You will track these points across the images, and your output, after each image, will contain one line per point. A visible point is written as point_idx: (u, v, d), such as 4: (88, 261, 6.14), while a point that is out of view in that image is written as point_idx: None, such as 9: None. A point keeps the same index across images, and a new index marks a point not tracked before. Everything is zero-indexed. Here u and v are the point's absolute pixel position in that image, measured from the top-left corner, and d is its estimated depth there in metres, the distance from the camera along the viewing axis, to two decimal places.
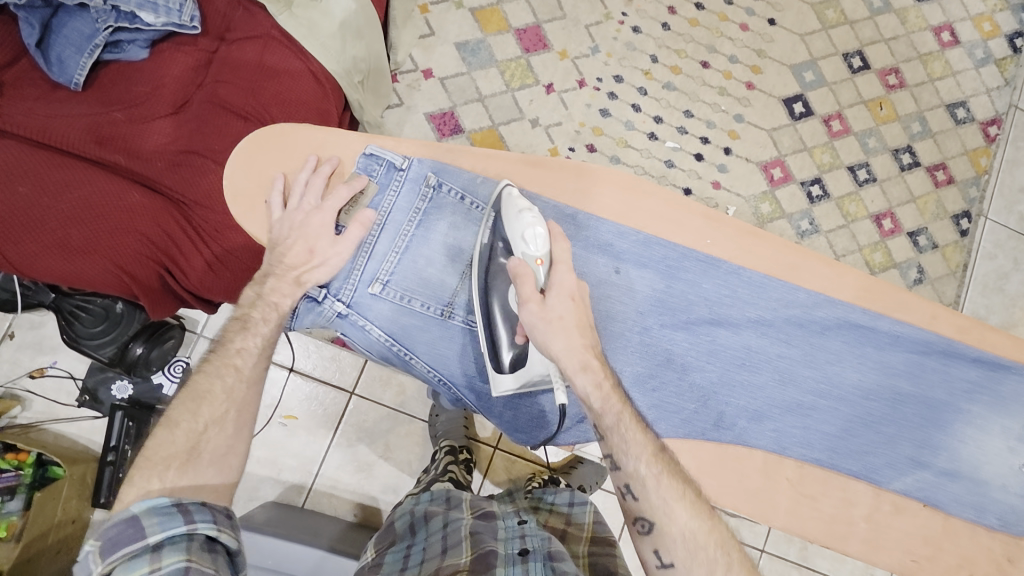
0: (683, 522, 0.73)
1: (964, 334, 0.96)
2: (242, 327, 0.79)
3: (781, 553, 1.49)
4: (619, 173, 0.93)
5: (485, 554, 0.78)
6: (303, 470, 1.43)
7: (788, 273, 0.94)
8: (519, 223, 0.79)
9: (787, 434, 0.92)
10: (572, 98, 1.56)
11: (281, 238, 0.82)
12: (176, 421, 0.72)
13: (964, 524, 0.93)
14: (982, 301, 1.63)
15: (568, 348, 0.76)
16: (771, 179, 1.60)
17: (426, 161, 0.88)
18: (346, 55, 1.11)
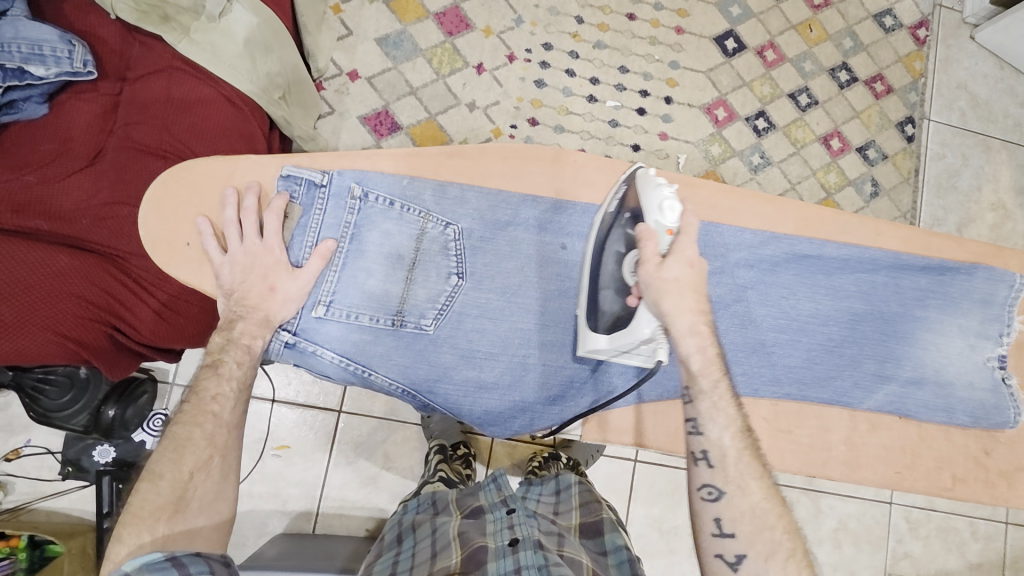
0: (754, 502, 0.72)
1: (910, 245, 0.97)
2: (214, 372, 0.76)
3: (786, 481, 1.53)
4: (548, 147, 0.90)
5: (475, 552, 0.81)
6: (306, 496, 1.42)
7: (729, 216, 0.93)
8: (658, 193, 0.79)
9: (756, 375, 0.93)
10: (505, 74, 1.52)
11: (235, 283, 0.78)
12: (159, 472, 0.70)
13: (937, 427, 0.96)
14: (936, 203, 1.65)
15: (678, 308, 0.76)
16: (716, 120, 1.59)
17: (346, 171, 0.84)
18: (259, 71, 1.06)
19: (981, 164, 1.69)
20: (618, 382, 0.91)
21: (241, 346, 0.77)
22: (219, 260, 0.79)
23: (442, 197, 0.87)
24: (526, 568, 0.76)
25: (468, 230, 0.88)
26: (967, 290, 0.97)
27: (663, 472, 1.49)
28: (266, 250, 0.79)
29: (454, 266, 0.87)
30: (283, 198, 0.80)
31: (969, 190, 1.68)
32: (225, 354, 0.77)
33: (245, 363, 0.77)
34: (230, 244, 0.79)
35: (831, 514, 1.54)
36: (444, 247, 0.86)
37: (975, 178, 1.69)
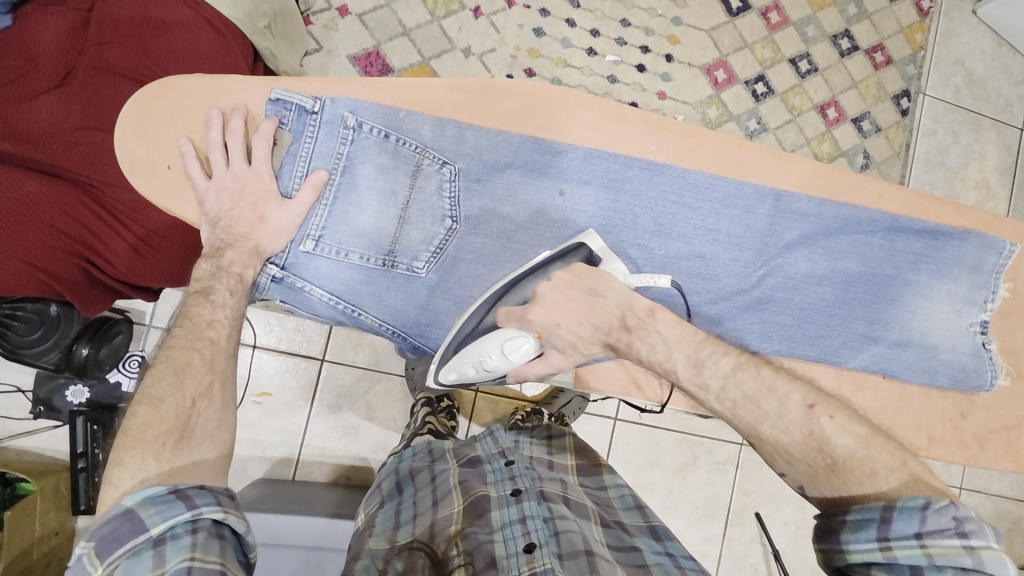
0: (780, 438, 0.67)
1: (909, 209, 0.97)
2: (206, 298, 0.73)
3: None
4: (556, 88, 0.86)
5: (478, 500, 0.82)
6: (288, 443, 1.41)
7: (733, 170, 0.91)
8: (499, 358, 0.78)
9: (748, 331, 0.91)
10: (502, 20, 1.45)
11: (223, 211, 0.74)
12: (159, 397, 0.67)
13: (918, 388, 0.98)
14: (925, 177, 1.66)
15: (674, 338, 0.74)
16: (715, 82, 1.56)
17: (340, 99, 0.77)
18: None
19: (970, 142, 1.69)
20: None
21: (232, 274, 0.74)
22: (204, 185, 0.74)
23: (441, 133, 0.81)
24: (531, 518, 0.78)
25: (465, 171, 0.82)
26: (959, 257, 0.98)
27: (640, 431, 1.52)
28: (250, 175, 0.74)
29: (448, 208, 0.82)
30: (269, 123, 0.74)
31: (957, 167, 1.68)
32: (216, 281, 0.74)
33: (238, 292, 0.74)
34: (215, 170, 0.74)
35: None
36: (440, 187, 0.81)
37: (963, 155, 1.69)
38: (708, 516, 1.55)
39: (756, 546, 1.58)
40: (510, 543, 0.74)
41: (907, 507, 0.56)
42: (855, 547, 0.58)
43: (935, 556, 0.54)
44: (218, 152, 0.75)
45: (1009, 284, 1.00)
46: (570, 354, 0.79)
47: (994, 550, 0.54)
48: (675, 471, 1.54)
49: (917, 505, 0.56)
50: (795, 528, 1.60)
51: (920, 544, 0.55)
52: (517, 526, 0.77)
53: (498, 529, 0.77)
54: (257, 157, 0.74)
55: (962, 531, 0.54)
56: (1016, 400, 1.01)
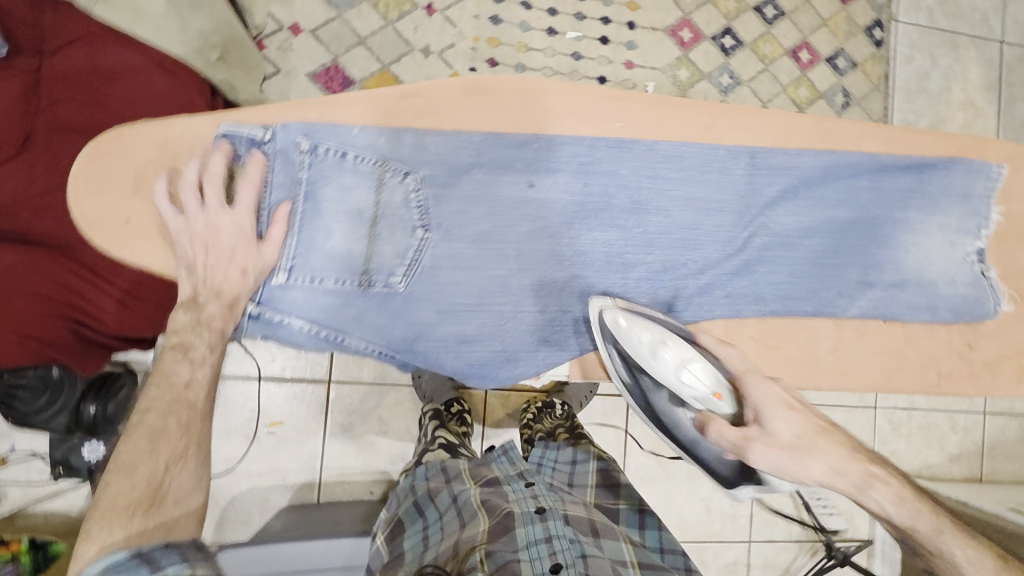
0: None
1: (893, 145, 0.93)
2: (183, 355, 0.71)
3: None
4: (513, 77, 0.82)
5: (503, 517, 0.82)
6: (307, 467, 1.41)
7: (705, 134, 0.88)
8: (674, 365, 0.82)
9: (740, 297, 0.88)
10: (457, 14, 1.42)
11: (199, 255, 0.72)
12: (132, 465, 0.65)
13: (921, 327, 0.96)
14: (908, 107, 1.62)
15: (831, 470, 0.75)
16: (682, 43, 1.52)
17: (291, 124, 0.75)
18: (189, 33, 0.79)
19: (950, 64, 1.65)
20: None
21: (214, 328, 0.72)
22: (179, 226, 0.71)
23: (398, 143, 0.78)
24: (557, 538, 0.79)
25: (430, 177, 0.79)
26: (946, 187, 0.95)
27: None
28: (225, 213, 0.72)
29: (418, 218, 0.79)
30: (259, 155, 0.74)
31: (940, 91, 1.64)
32: (194, 336, 0.72)
33: (217, 347, 0.73)
34: (191, 210, 0.71)
35: None
36: (406, 198, 0.79)
37: (944, 78, 1.65)
38: None
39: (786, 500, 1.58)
40: (536, 563, 0.75)
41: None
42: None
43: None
44: (190, 190, 0.72)
45: (1002, 208, 0.97)
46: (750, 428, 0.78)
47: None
48: None
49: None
50: None
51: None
52: (543, 545, 0.77)
53: (523, 547, 0.77)
54: (243, 200, 0.73)
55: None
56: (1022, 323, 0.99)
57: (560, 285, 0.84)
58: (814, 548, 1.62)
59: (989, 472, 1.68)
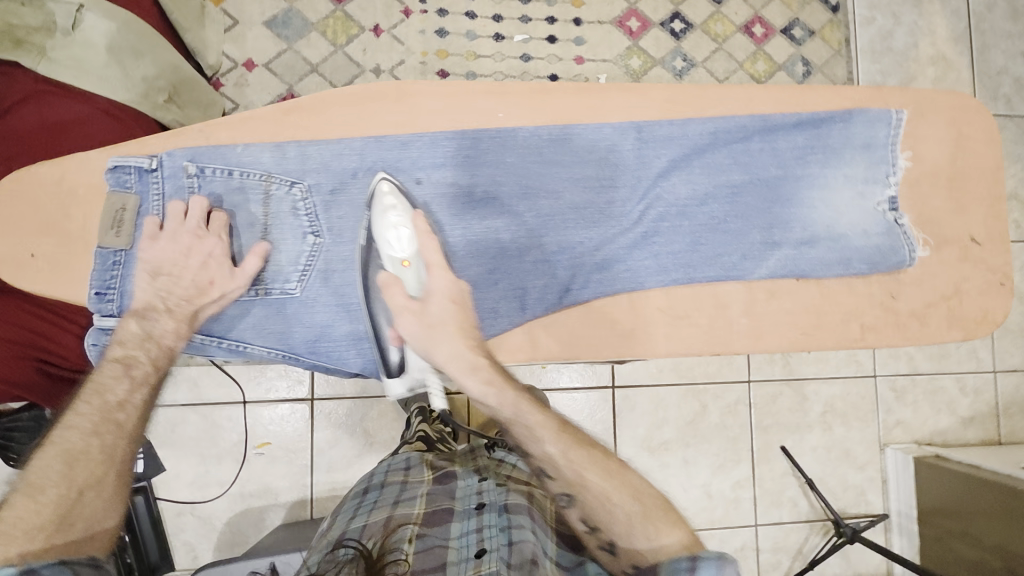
0: (624, 506, 0.65)
1: (783, 106, 0.95)
2: (127, 373, 0.72)
3: (766, 376, 1.55)
4: (389, 82, 0.87)
5: (439, 508, 0.83)
6: (298, 484, 1.44)
7: (589, 115, 0.91)
8: (384, 226, 0.83)
9: (640, 269, 0.90)
10: (404, 32, 1.47)
11: (170, 263, 0.79)
12: (41, 485, 0.62)
13: (837, 282, 0.95)
14: (875, 68, 1.59)
15: (452, 354, 0.78)
16: (630, 32, 1.54)
17: (176, 151, 0.80)
18: (133, 79, 0.84)
19: (914, 20, 1.60)
20: (500, 304, 0.87)
21: (162, 345, 0.76)
22: (157, 237, 0.79)
23: (282, 156, 0.83)
24: (488, 526, 0.78)
25: (316, 184, 0.83)
26: (846, 139, 0.95)
27: (641, 393, 1.51)
28: (209, 237, 0.79)
29: (308, 225, 0.83)
30: (202, 198, 0.79)
31: (908, 48, 1.60)
32: (141, 351, 0.74)
33: (160, 367, 0.75)
34: (172, 228, 0.79)
35: (817, 399, 1.56)
36: (294, 207, 0.83)
37: (910, 35, 1.60)
38: (734, 460, 1.53)
39: (790, 479, 1.54)
40: (462, 550, 0.75)
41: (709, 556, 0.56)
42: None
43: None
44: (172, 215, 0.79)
45: (907, 154, 0.97)
46: (416, 307, 0.80)
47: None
48: (686, 424, 1.52)
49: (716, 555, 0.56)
50: (826, 452, 1.55)
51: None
52: (472, 535, 0.77)
53: (454, 536, 0.77)
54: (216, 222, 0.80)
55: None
56: (943, 266, 0.97)
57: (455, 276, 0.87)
58: (826, 526, 1.54)
59: (1008, 433, 1.61)
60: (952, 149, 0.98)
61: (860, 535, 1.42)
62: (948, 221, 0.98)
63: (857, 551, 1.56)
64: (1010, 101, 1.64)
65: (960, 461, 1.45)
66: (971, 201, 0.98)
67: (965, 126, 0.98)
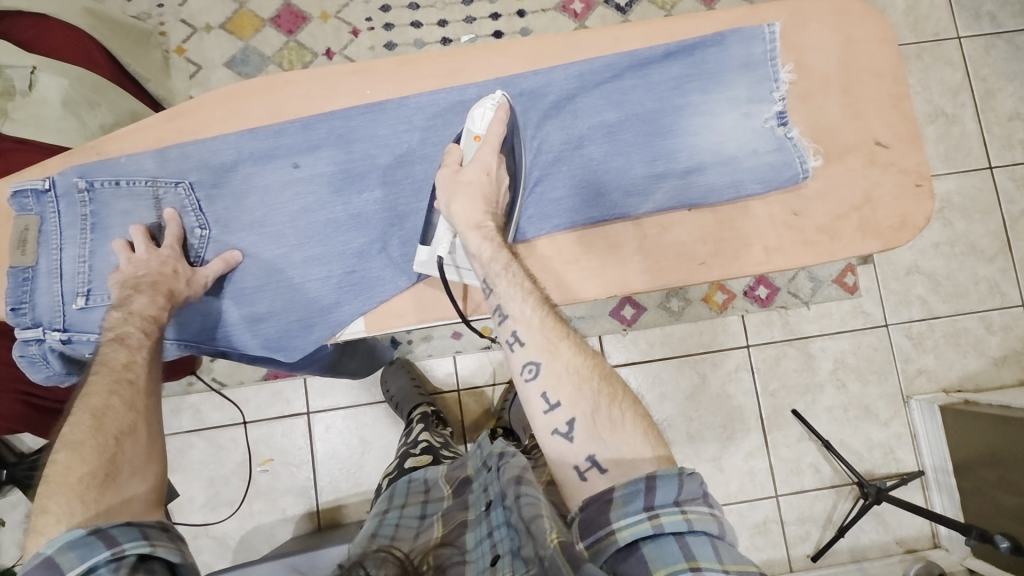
0: (594, 388, 0.67)
1: (650, 39, 0.94)
2: (121, 343, 0.75)
3: (766, 339, 1.48)
4: (262, 77, 0.93)
5: (457, 525, 0.79)
6: (304, 496, 1.48)
7: (454, 78, 0.93)
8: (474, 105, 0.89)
9: (523, 219, 0.90)
10: (354, 50, 1.56)
11: (135, 279, 0.81)
12: (80, 440, 0.63)
13: (733, 206, 0.92)
14: None
15: (463, 209, 0.81)
16: (575, 15, 1.57)
17: (68, 170, 0.87)
18: (92, 127, 1.06)
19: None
20: (385, 270, 0.89)
21: (146, 317, 0.78)
22: (116, 273, 0.82)
23: (164, 160, 0.89)
24: (497, 528, 0.72)
25: (199, 181, 0.89)
26: (722, 60, 0.92)
27: (636, 371, 1.47)
28: (161, 249, 0.84)
29: (196, 220, 0.88)
30: (137, 226, 0.85)
31: None
32: (129, 326, 0.76)
33: (154, 333, 0.77)
34: (125, 260, 0.82)
35: (824, 356, 1.48)
36: (181, 206, 0.88)
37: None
38: (742, 430, 1.46)
39: (808, 445, 1.46)
40: (479, 561, 0.71)
41: (667, 475, 0.59)
42: (623, 522, 0.58)
43: (694, 522, 0.57)
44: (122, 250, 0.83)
45: (790, 67, 0.93)
46: (455, 169, 0.85)
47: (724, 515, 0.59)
48: (686, 397, 1.47)
49: (673, 472, 0.59)
50: (843, 411, 1.47)
51: (680, 510, 0.58)
52: (486, 542, 0.72)
53: (469, 549, 0.73)
54: (169, 232, 0.85)
55: (706, 497, 0.59)
56: (848, 174, 0.92)
57: (341, 249, 0.90)
58: (854, 491, 1.45)
59: None
60: (840, 54, 0.94)
61: (885, 494, 1.34)
62: (847, 130, 0.93)
63: (892, 513, 1.45)
64: (996, 19, 1.55)
65: (990, 404, 1.35)
66: (870, 105, 0.93)
67: (852, 29, 0.95)
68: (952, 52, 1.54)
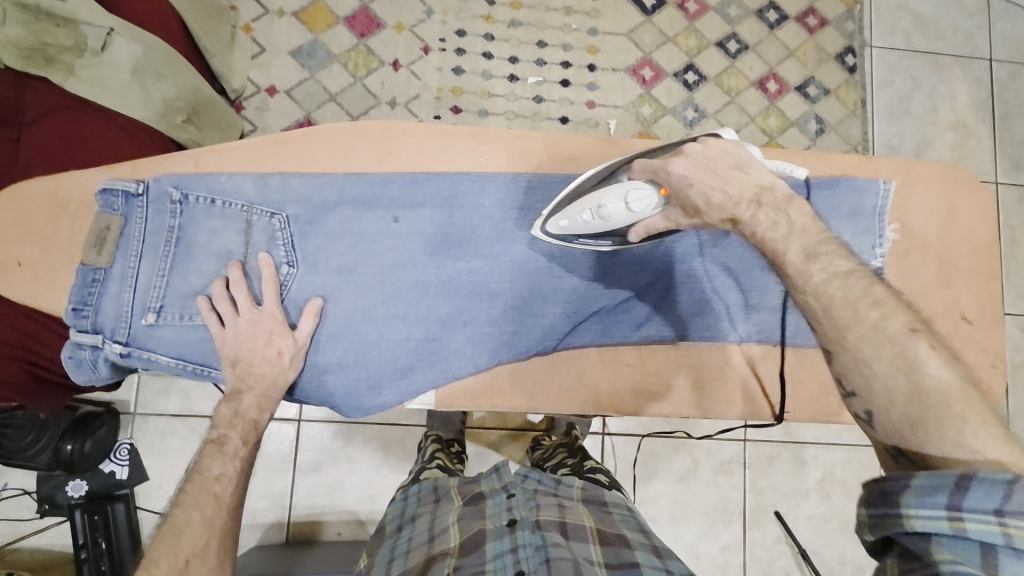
0: (887, 382, 0.57)
1: (767, 166, 0.94)
2: (219, 449, 0.80)
3: (765, 437, 1.47)
4: (377, 120, 0.91)
5: (474, 534, 0.76)
6: (277, 506, 1.36)
7: (568, 165, 0.92)
8: (610, 202, 0.81)
9: (612, 322, 0.90)
10: (422, 67, 1.51)
11: (240, 355, 0.81)
12: (157, 560, 0.69)
13: (816, 351, 0.92)
14: (891, 130, 1.59)
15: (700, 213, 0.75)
16: (643, 81, 1.56)
17: (164, 177, 0.84)
18: (153, 100, 0.93)
19: (933, 84, 1.61)
20: (467, 347, 0.87)
21: (248, 420, 0.81)
22: (221, 334, 0.81)
23: (264, 186, 0.85)
24: (523, 546, 0.71)
25: (295, 216, 0.86)
26: (835, 205, 0.93)
27: (632, 442, 1.44)
28: (263, 317, 0.81)
29: (284, 256, 0.85)
30: (236, 263, 0.83)
31: (925, 112, 1.60)
32: (231, 429, 0.81)
33: (251, 442, 0.81)
34: (227, 321, 0.81)
35: (814, 464, 1.47)
36: (272, 238, 0.84)
37: (929, 99, 1.61)
38: (725, 521, 1.44)
39: (783, 548, 1.45)
40: (499, 572, 0.68)
41: (991, 478, 0.47)
42: (915, 509, 0.50)
43: (1014, 538, 0.46)
44: (223, 301, 0.81)
45: (895, 225, 0.95)
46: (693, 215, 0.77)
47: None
48: (678, 478, 1.44)
49: (1003, 477, 0.47)
50: (823, 522, 1.46)
51: (1000, 521, 0.46)
52: (507, 555, 0.70)
53: (490, 559, 0.71)
54: (269, 292, 0.82)
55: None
56: None
57: (424, 314, 0.87)
58: None
59: None
60: (943, 221, 0.96)
61: None
62: (937, 298, 0.95)
63: None
64: None
65: None
66: (959, 277, 0.95)
67: (959, 202, 0.97)
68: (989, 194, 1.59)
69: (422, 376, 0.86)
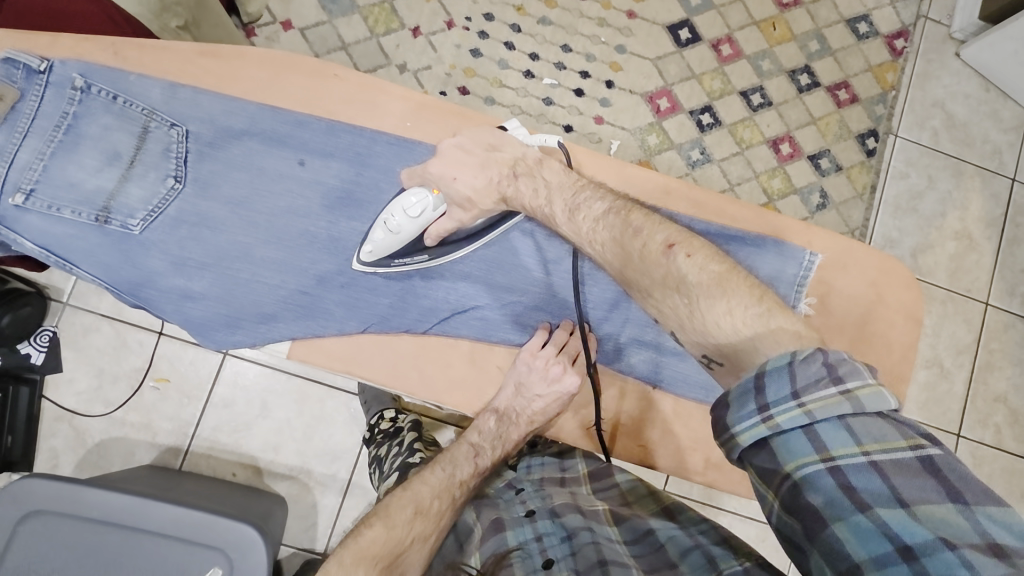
0: (668, 303, 0.64)
1: (699, 209, 0.91)
2: None
3: (680, 491, 1.29)
4: (314, 60, 0.89)
5: (493, 528, 0.73)
6: (179, 432, 1.22)
7: None
8: (399, 214, 0.83)
9: (494, 321, 0.87)
10: (441, 40, 1.41)
11: None
12: None
13: (695, 405, 0.89)
14: (893, 224, 1.49)
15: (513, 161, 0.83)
16: (657, 110, 1.46)
17: (72, 63, 0.81)
18: None
19: (949, 189, 1.52)
20: (338, 309, 0.84)
21: None
22: None
23: (173, 96, 0.84)
24: (547, 535, 0.69)
25: (197, 134, 0.84)
26: (752, 263, 0.90)
27: None
28: None
29: (173, 170, 0.82)
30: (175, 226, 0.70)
31: (933, 215, 1.51)
32: None
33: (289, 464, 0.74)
34: None
35: None
36: (167, 148, 0.82)
37: (939, 202, 1.51)
38: None
39: None
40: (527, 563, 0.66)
41: (775, 368, 0.52)
42: (738, 425, 0.53)
43: (815, 412, 0.50)
44: None
45: (813, 301, 0.90)
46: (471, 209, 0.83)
47: (869, 387, 0.50)
48: None
49: (783, 363, 0.51)
50: None
51: (799, 403, 0.50)
52: (533, 544, 0.69)
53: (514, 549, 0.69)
54: None
55: (835, 376, 0.50)
56: None
57: (304, 265, 0.84)
58: None
59: None
60: (868, 312, 0.91)
61: None
62: None
63: None
64: None
65: None
66: None
67: (888, 297, 0.92)
68: (974, 313, 1.49)
69: (282, 325, 0.83)
